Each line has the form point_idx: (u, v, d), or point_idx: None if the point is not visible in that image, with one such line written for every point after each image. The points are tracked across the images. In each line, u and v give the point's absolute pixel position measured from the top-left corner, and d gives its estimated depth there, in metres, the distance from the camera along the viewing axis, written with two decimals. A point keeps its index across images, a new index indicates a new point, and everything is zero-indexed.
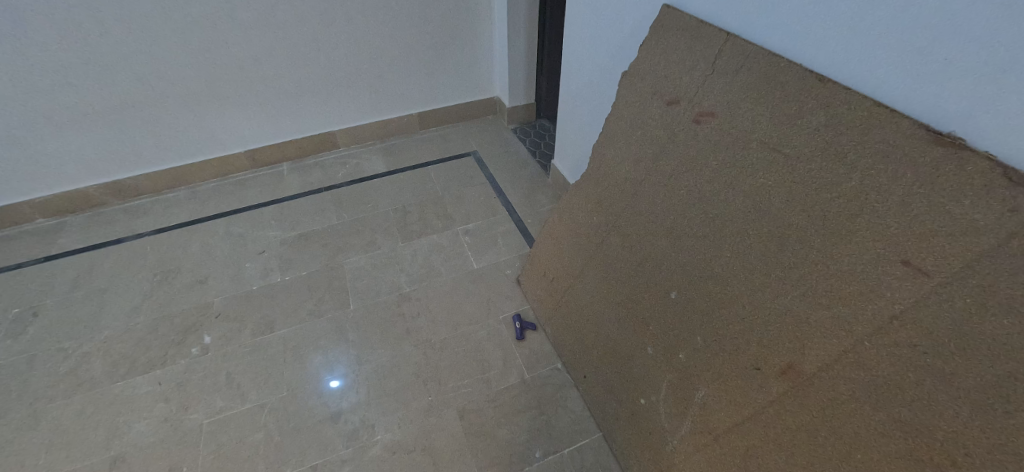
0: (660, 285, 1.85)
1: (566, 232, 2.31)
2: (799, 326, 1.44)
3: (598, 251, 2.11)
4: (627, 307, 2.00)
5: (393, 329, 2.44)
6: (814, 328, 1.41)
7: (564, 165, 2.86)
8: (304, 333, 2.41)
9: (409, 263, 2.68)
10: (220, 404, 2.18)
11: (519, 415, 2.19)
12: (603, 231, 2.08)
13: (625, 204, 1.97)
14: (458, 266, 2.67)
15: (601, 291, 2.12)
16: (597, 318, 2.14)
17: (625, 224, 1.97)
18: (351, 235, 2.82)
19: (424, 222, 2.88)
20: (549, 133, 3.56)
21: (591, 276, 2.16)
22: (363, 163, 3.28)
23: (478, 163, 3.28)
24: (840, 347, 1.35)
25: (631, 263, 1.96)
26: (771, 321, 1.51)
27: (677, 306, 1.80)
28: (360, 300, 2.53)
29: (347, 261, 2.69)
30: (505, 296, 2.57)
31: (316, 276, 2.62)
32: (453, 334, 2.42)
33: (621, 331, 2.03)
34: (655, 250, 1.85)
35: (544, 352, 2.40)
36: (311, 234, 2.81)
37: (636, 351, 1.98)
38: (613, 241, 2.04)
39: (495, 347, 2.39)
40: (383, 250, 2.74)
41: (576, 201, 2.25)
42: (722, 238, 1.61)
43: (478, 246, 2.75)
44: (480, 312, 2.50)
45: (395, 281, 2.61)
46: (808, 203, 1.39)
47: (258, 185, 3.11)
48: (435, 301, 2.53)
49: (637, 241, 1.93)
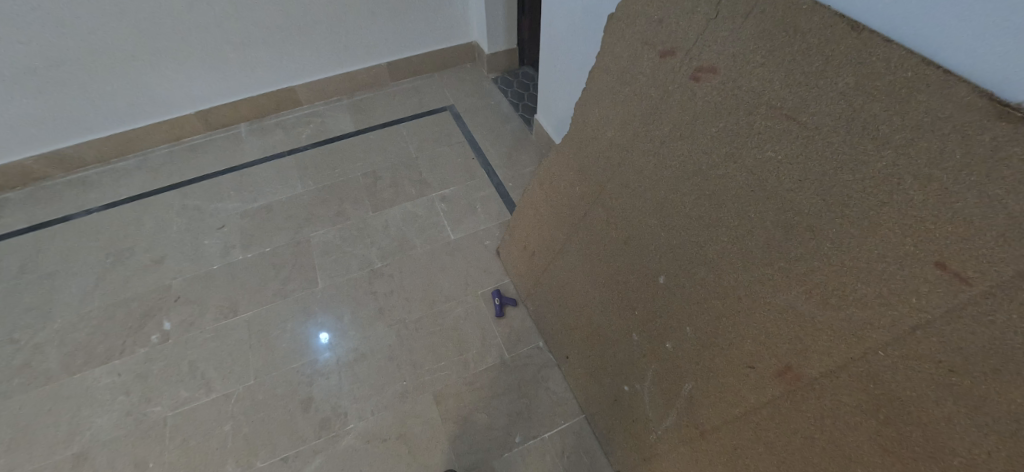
0: (646, 268, 1.64)
1: (543, 203, 2.07)
2: (803, 327, 1.24)
3: (578, 226, 1.89)
4: (611, 288, 1.81)
5: (363, 308, 2.28)
6: (821, 330, 1.21)
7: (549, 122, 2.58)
8: (268, 315, 2.27)
9: (381, 236, 2.48)
10: (184, 395, 2.08)
11: (498, 399, 2.07)
12: (582, 204, 1.85)
13: (604, 175, 1.72)
14: (433, 237, 2.47)
15: (582, 270, 1.92)
16: (579, 299, 1.96)
17: (606, 197, 1.73)
18: (317, 205, 2.60)
19: (395, 188, 2.65)
20: (532, 83, 3.23)
21: (571, 252, 1.95)
22: (329, 122, 2.99)
23: (456, 119, 2.99)
24: (848, 353, 1.16)
25: (616, 242, 1.74)
26: (771, 317, 1.31)
27: (666, 293, 1.60)
28: (328, 277, 2.36)
29: (312, 234, 2.50)
30: (483, 269, 2.38)
31: (282, 252, 2.45)
32: (427, 313, 2.26)
33: (605, 314, 1.86)
34: (641, 229, 1.62)
35: (525, 329, 2.24)
36: (275, 205, 2.60)
37: (620, 337, 1.81)
38: (593, 216, 1.81)
39: (471, 325, 2.24)
40: (353, 222, 2.53)
41: (551, 169, 2.00)
42: (717, 219, 1.38)
43: (455, 214, 2.54)
44: (457, 287, 2.33)
45: (365, 255, 2.42)
46: (823, 184, 1.13)
47: (214, 150, 2.86)
48: (408, 277, 2.35)
49: (619, 218, 1.70)
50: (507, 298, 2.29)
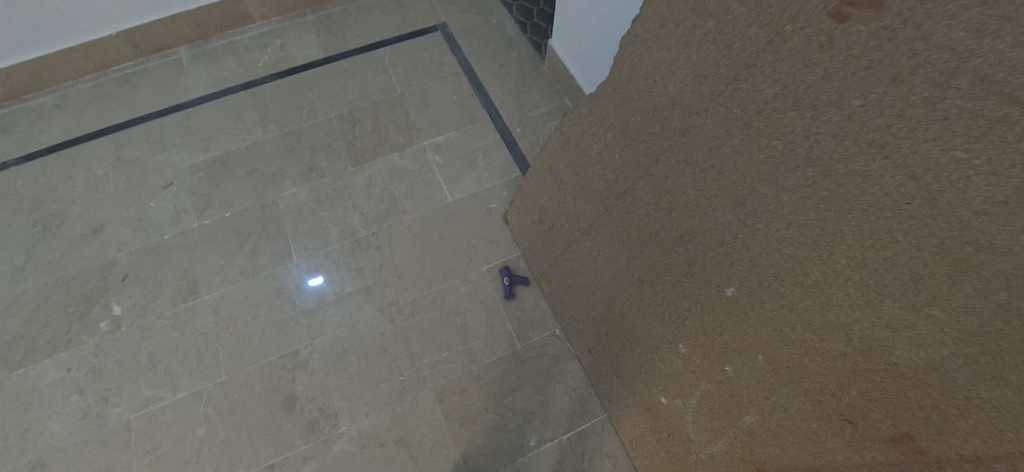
0: (712, 274, 1.23)
1: (565, 172, 1.64)
2: (939, 396, 0.81)
3: (616, 207, 1.46)
4: (661, 287, 1.41)
5: (347, 288, 1.96)
6: (960, 413, 0.78)
7: (574, 62, 2.18)
8: (235, 295, 1.97)
9: (362, 197, 2.13)
10: (147, 394, 1.85)
11: (510, 397, 1.80)
12: (623, 181, 1.40)
13: (653, 147, 1.25)
14: (427, 201, 2.10)
15: (621, 259, 1.52)
16: (614, 292, 1.59)
17: (659, 176, 1.27)
18: (283, 156, 2.27)
19: (378, 136, 2.29)
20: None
21: (607, 236, 1.54)
22: (291, 45, 2.63)
23: (448, 42, 2.60)
24: (1000, 453, 0.74)
25: (663, 230, 1.32)
26: (879, 375, 0.90)
27: (736, 308, 1.19)
28: (303, 250, 2.04)
29: (279, 197, 2.16)
30: (486, 240, 2.03)
31: (243, 216, 2.12)
32: (424, 295, 1.94)
33: (648, 315, 1.49)
34: (711, 225, 1.17)
35: (539, 315, 1.93)
36: (229, 157, 2.29)
37: (669, 345, 1.45)
38: (636, 198, 1.37)
39: (477, 311, 1.92)
40: (327, 179, 2.19)
41: (578, 130, 1.53)
42: (822, 231, 0.92)
43: (452, 170, 2.17)
44: (458, 263, 1.99)
45: (345, 223, 2.08)
46: (1001, 218, 0.67)
47: (151, 84, 2.50)
48: (400, 252, 2.01)
49: (678, 204, 1.25)
50: (518, 278, 1.95)
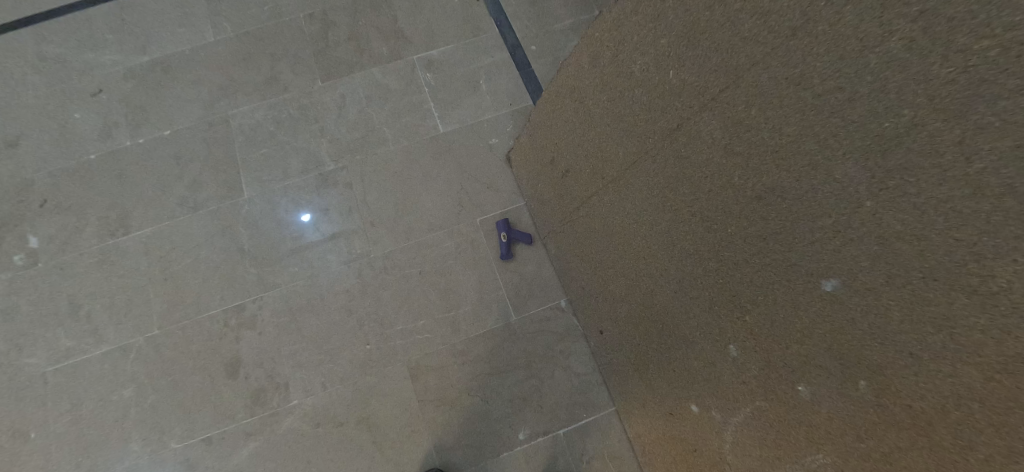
0: (792, 263, 0.75)
1: (595, 95, 1.18)
2: None
3: (660, 146, 1.00)
4: (712, 268, 0.96)
5: (307, 233, 1.59)
6: None
7: None
8: (173, 233, 1.61)
9: (331, 120, 1.72)
10: (66, 344, 1.51)
11: (500, 379, 1.45)
12: (672, 107, 0.93)
13: (719, 52, 0.77)
14: (412, 131, 1.68)
15: (661, 220, 1.08)
16: (645, 264, 1.17)
17: (724, 100, 0.78)
18: (239, 64, 1.84)
19: (356, 44, 1.83)
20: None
21: (644, 187, 1.10)
22: None
23: None
24: None
25: (723, 185, 0.86)
26: None
27: (851, 328, 0.67)
28: (256, 182, 1.65)
29: (230, 115, 1.75)
30: (482, 184, 1.63)
31: (185, 135, 1.73)
32: (401, 248, 1.56)
33: (689, 304, 1.06)
34: (798, 185, 0.69)
35: (542, 281, 1.55)
36: (172, 60, 1.86)
37: (713, 349, 1.02)
38: (688, 135, 0.91)
39: (465, 271, 1.54)
40: (290, 96, 1.76)
41: (611, 35, 1.06)
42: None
43: (447, 93, 1.73)
44: (446, 210, 1.60)
45: (309, 151, 1.68)
46: None
47: None
48: (375, 192, 1.62)
49: (750, 146, 0.76)
50: (518, 235, 1.55)
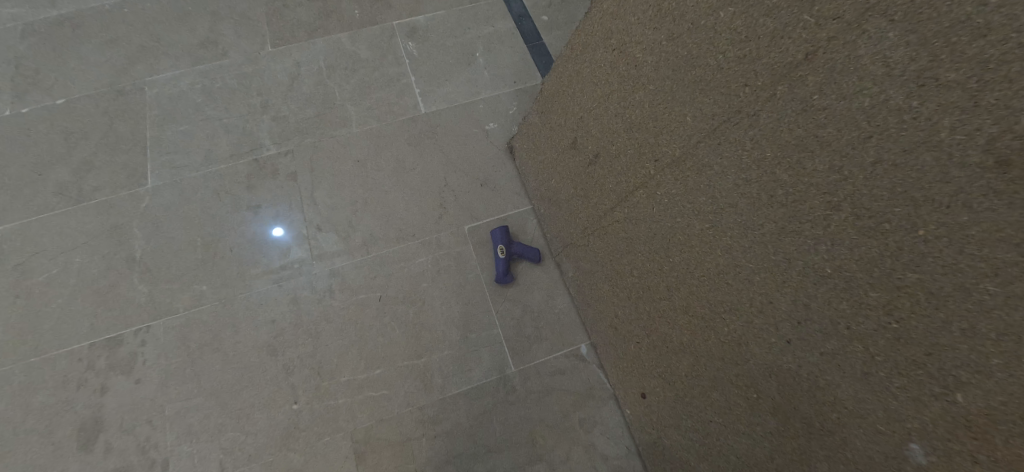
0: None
1: (651, 39, 0.78)
2: None
3: (777, 96, 0.60)
4: (879, 303, 0.53)
5: (230, 237, 1.16)
6: None
7: None
8: (37, 232, 1.15)
9: (279, 94, 1.32)
10: None
11: (491, 463, 0.97)
12: (802, 25, 0.55)
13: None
14: (384, 110, 1.28)
15: (771, 223, 0.64)
16: (731, 297, 0.72)
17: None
18: (172, 23, 1.45)
19: (323, 5, 1.46)
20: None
21: (738, 170, 0.68)
22: None
23: None
24: None
25: (920, 147, 0.46)
26: None
27: None
28: (166, 168, 1.23)
29: (146, 84, 1.36)
30: (473, 180, 1.21)
31: (84, 107, 1.32)
32: (356, 262, 1.13)
33: (824, 367, 0.60)
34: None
35: (555, 317, 1.10)
36: (88, 17, 1.46)
37: (881, 456, 0.55)
38: (840, 65, 0.52)
39: (444, 299, 1.09)
40: (230, 62, 1.38)
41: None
42: None
43: (432, 64, 1.36)
44: (422, 214, 1.17)
45: (243, 131, 1.27)
46: None
47: None
48: (327, 187, 1.19)
49: (1008, 57, 0.39)
50: (522, 248, 1.10)
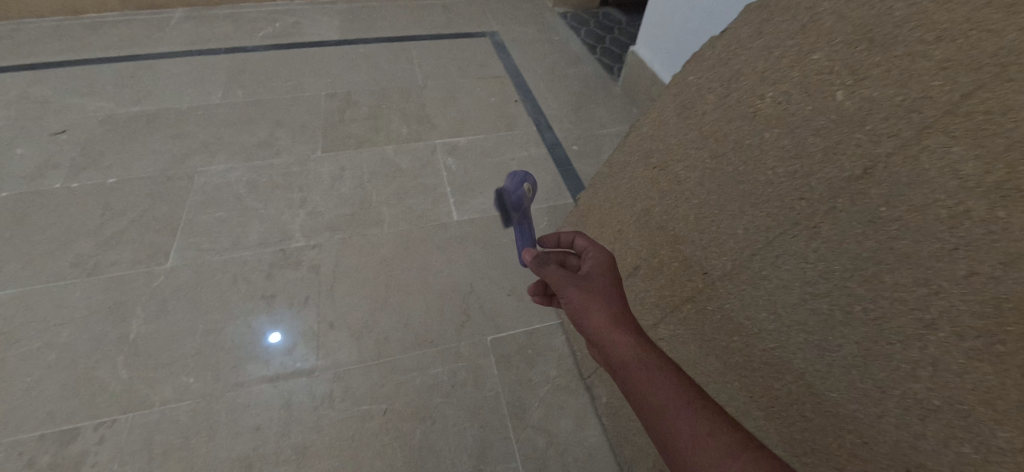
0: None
1: (693, 157, 0.75)
2: None
3: (837, 208, 0.53)
4: (1013, 448, 0.41)
5: (236, 327, 1.09)
6: None
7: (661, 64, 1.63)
8: (36, 302, 1.11)
9: (318, 192, 1.38)
10: None
11: None
12: (853, 141, 0.52)
13: (984, 16, 0.44)
14: (417, 214, 1.32)
15: (850, 346, 0.52)
16: (824, 424, 0.55)
17: (991, 99, 0.43)
18: (236, 126, 1.58)
19: (376, 123, 1.61)
20: (617, 25, 2.29)
21: (797, 287, 0.58)
22: (305, 24, 2.11)
23: (497, 49, 2.02)
24: None
25: (1020, 259, 0.40)
26: None
27: None
28: (190, 249, 1.23)
29: (198, 172, 1.43)
30: (501, 289, 1.16)
31: (132, 187, 1.37)
32: (364, 367, 1.02)
33: None
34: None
35: (584, 452, 0.93)
36: (163, 115, 1.61)
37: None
38: (908, 179, 0.48)
39: (457, 419, 0.96)
40: (279, 162, 1.47)
41: (733, 63, 0.69)
42: None
43: (470, 179, 1.43)
44: (444, 320, 1.10)
45: (276, 222, 1.30)
46: None
47: (123, 32, 1.98)
48: (348, 282, 1.16)
49: None
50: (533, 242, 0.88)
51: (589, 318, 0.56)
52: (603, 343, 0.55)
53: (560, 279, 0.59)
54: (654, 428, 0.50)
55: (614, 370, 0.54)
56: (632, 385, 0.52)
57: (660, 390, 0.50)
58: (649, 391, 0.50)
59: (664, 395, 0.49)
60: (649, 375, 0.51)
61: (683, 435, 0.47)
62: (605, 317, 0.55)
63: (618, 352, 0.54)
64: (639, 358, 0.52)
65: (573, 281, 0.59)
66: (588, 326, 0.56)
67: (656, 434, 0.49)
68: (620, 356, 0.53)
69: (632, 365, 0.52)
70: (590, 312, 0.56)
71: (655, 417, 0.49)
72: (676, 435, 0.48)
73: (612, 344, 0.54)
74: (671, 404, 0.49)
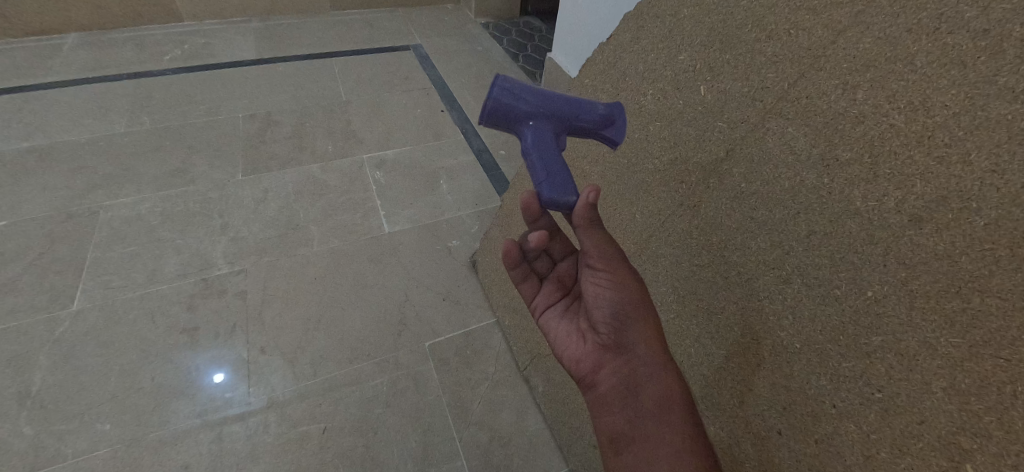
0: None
1: (595, 154, 0.82)
2: None
3: (709, 188, 0.62)
4: (854, 374, 0.49)
5: (158, 364, 1.04)
6: None
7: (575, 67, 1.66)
8: None
9: (241, 217, 1.34)
10: None
11: None
12: (716, 130, 0.61)
13: (800, 17, 0.53)
14: (347, 230, 1.32)
15: (731, 306, 0.60)
16: (720, 379, 0.62)
17: (807, 85, 0.52)
18: (145, 154, 1.51)
19: (298, 141, 1.58)
20: (536, 32, 2.38)
21: (687, 260, 0.66)
22: (216, 45, 2.04)
23: (420, 61, 2.04)
24: None
25: (842, 216, 0.49)
26: None
27: None
28: (100, 288, 1.16)
29: (103, 207, 1.34)
30: (436, 295, 1.19)
31: (26, 229, 1.27)
32: (301, 388, 1.01)
33: (824, 459, 0.51)
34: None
35: (525, 440, 0.97)
36: (60, 148, 1.51)
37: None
38: (758, 157, 0.56)
39: (400, 426, 0.97)
40: (196, 188, 1.41)
41: (621, 65, 0.77)
42: None
43: (399, 191, 1.44)
44: (380, 332, 1.10)
45: (196, 250, 1.25)
46: None
47: (6, 61, 1.83)
48: (280, 304, 1.15)
49: (929, 127, 0.43)
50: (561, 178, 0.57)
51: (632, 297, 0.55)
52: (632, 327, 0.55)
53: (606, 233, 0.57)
54: (648, 417, 0.51)
55: (632, 353, 0.54)
56: (649, 372, 0.53)
57: (676, 388, 0.53)
58: (666, 387, 0.52)
59: (676, 394, 0.53)
60: (667, 375, 0.53)
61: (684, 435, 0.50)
62: (646, 308, 0.56)
63: (649, 341, 0.55)
64: (661, 354, 0.54)
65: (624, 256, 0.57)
66: (628, 301, 0.55)
67: (651, 422, 0.51)
68: (645, 344, 0.54)
69: (654, 357, 0.54)
70: (636, 294, 0.56)
71: (660, 407, 0.51)
72: (675, 434, 0.50)
73: (644, 333, 0.55)
74: (679, 404, 0.52)
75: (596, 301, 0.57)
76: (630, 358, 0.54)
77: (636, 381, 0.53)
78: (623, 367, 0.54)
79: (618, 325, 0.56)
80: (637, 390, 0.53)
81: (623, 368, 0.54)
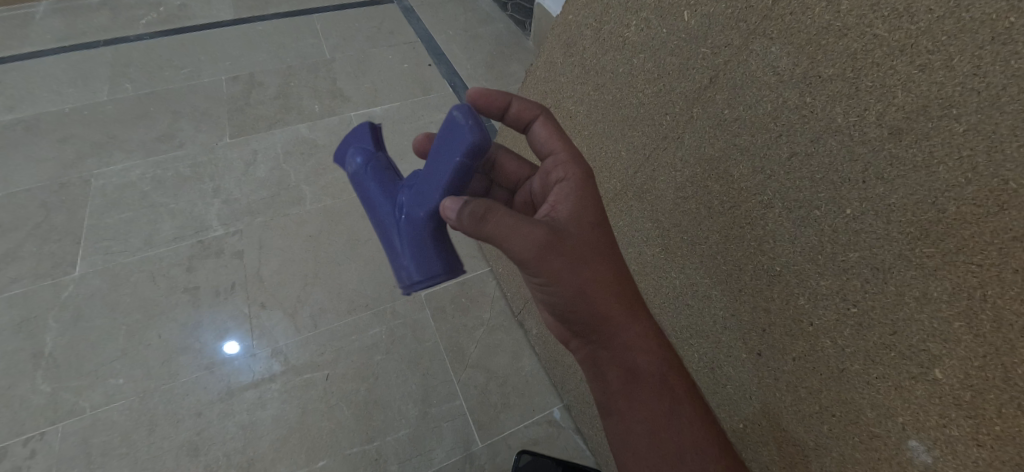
0: None
1: (581, 94, 0.81)
2: None
3: (693, 117, 0.62)
4: (831, 292, 0.50)
5: (161, 322, 1.06)
6: None
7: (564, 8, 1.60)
8: None
9: (232, 179, 1.34)
10: None
11: None
12: (700, 56, 0.60)
13: None
14: (339, 187, 1.32)
15: (713, 236, 0.62)
16: (707, 305, 0.65)
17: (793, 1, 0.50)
18: (132, 120, 1.49)
19: (286, 102, 1.56)
20: None
21: (672, 193, 0.67)
22: (192, 6, 1.96)
23: (405, 14, 1.97)
24: None
25: (824, 134, 0.48)
26: None
27: None
28: (100, 253, 1.17)
29: (94, 175, 1.34)
30: None
31: (20, 199, 1.28)
32: (303, 340, 1.04)
33: (801, 373, 0.54)
34: (1014, 65, 0.37)
35: (521, 380, 1.01)
36: (45, 118, 1.49)
37: (879, 466, 0.48)
38: (741, 81, 0.56)
39: (401, 372, 1.00)
40: (185, 153, 1.40)
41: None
42: None
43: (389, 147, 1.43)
44: (377, 284, 1.12)
45: (190, 213, 1.25)
46: None
47: None
48: (277, 261, 1.16)
49: (914, 34, 0.42)
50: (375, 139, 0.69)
51: (568, 295, 0.51)
52: (581, 319, 0.53)
53: (523, 229, 0.48)
54: (614, 390, 0.55)
55: (588, 338, 0.56)
56: (608, 356, 0.55)
57: (643, 360, 0.54)
58: (630, 367, 0.54)
59: (643, 368, 0.54)
60: (629, 352, 0.54)
61: (651, 407, 0.53)
62: (592, 296, 0.52)
63: (600, 330, 0.54)
64: (623, 338, 0.54)
65: (551, 243, 0.49)
66: (564, 300, 0.52)
67: (620, 398, 0.55)
68: (599, 334, 0.54)
69: (617, 341, 0.54)
70: (575, 288, 0.51)
71: (627, 384, 0.54)
72: (645, 407, 0.53)
73: (596, 323, 0.53)
74: (647, 378, 0.54)
75: (535, 288, 0.55)
76: (588, 342, 0.56)
77: (598, 364, 0.56)
78: (586, 350, 0.57)
79: (564, 318, 0.55)
80: (601, 371, 0.56)
81: (586, 349, 0.57)
